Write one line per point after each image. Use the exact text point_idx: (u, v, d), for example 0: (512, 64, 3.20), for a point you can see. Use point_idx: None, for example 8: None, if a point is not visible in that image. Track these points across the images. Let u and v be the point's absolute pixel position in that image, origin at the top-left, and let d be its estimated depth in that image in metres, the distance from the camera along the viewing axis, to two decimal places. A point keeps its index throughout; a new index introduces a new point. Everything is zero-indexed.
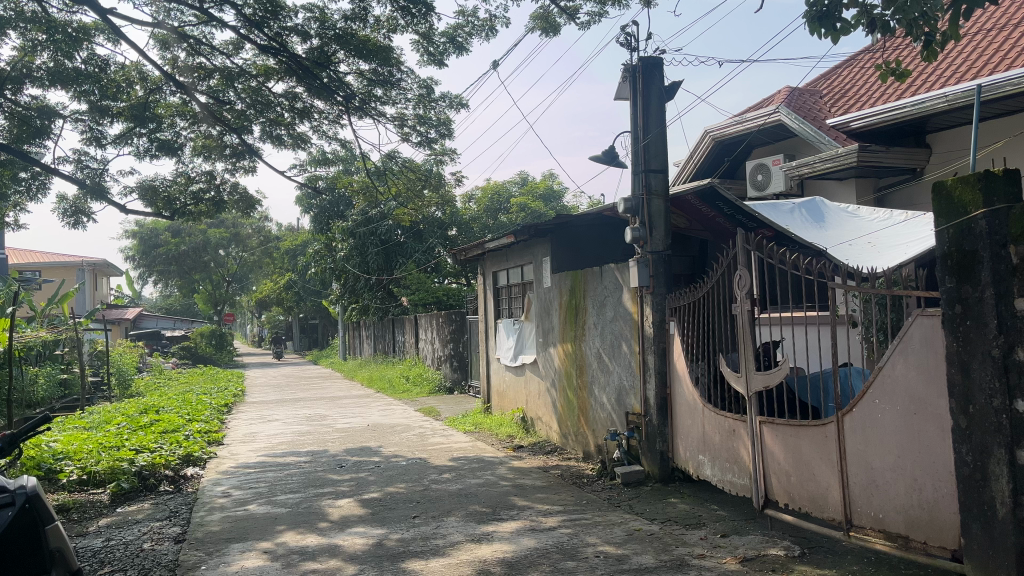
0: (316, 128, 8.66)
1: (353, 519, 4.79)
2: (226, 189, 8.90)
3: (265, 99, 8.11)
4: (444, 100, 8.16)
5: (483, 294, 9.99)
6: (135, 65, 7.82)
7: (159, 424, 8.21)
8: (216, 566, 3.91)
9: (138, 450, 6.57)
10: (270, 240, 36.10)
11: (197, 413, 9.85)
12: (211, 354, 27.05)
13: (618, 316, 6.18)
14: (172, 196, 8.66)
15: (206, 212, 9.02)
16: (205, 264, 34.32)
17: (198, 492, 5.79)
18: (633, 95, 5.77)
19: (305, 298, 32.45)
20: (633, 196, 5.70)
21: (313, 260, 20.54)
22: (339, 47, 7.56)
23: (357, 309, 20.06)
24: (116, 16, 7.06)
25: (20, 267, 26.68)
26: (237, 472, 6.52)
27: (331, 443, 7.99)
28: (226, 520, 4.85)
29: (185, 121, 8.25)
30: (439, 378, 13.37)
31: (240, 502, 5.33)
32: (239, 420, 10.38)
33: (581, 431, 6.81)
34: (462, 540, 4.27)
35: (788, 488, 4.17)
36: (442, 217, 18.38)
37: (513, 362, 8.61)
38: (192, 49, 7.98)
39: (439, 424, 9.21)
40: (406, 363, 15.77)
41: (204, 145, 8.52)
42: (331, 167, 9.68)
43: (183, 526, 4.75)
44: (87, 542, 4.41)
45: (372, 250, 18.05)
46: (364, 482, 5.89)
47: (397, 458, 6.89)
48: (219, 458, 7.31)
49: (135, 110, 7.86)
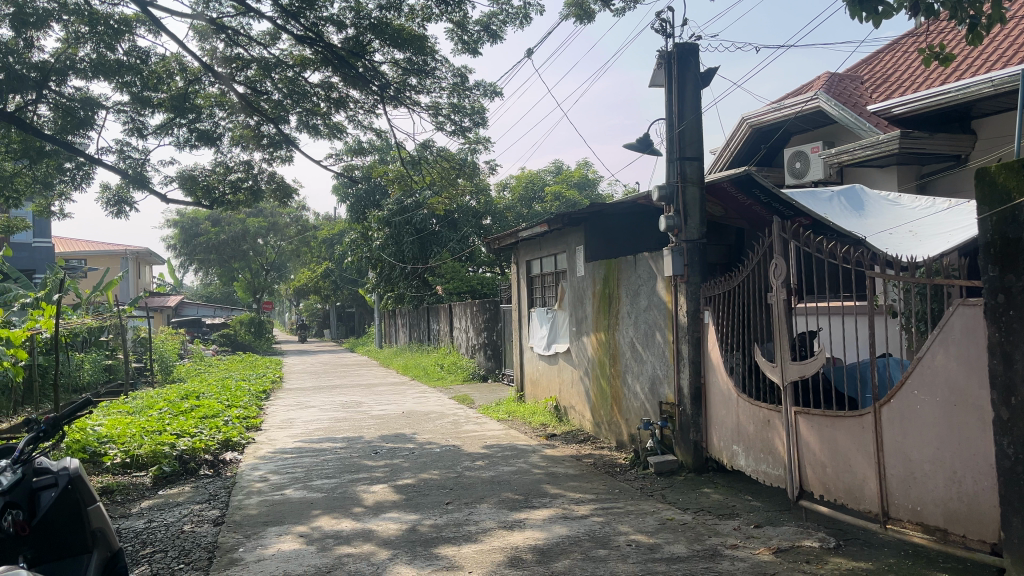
0: (352, 118, 8.75)
1: (387, 505, 4.85)
2: (263, 178, 9.03)
3: (301, 89, 8.20)
4: (478, 89, 8.16)
5: (517, 282, 10.00)
6: (175, 57, 7.95)
7: (199, 409, 8.38)
8: (253, 548, 3.99)
9: (179, 435, 6.71)
10: (307, 229, 36.49)
11: (236, 399, 10.03)
12: (249, 341, 27.46)
13: (651, 305, 6.14)
14: (212, 186, 8.77)
15: (244, 201, 9.14)
16: (244, 253, 34.84)
17: (237, 476, 5.90)
18: (668, 82, 5.72)
19: (342, 286, 32.77)
20: (668, 183, 5.66)
21: (349, 249, 20.74)
22: (375, 37, 7.59)
23: (393, 297, 20.21)
24: (157, 9, 7.18)
25: (65, 255, 27.39)
26: (275, 457, 6.63)
27: (366, 429, 8.09)
28: (264, 504, 4.94)
29: (223, 112, 8.39)
30: (473, 366, 13.43)
31: (276, 487, 5.41)
32: (277, 406, 10.54)
33: (614, 420, 6.80)
34: (494, 527, 4.30)
35: (823, 479, 4.13)
36: (476, 206, 18.44)
37: (546, 350, 8.62)
38: (231, 40, 8.09)
39: (472, 412, 9.27)
40: (440, 351, 15.86)
41: (242, 135, 8.62)
42: (367, 156, 9.76)
43: (222, 509, 4.84)
44: (131, 524, 4.52)
45: (407, 239, 18.16)
46: (398, 468, 5.96)
47: (431, 446, 6.94)
48: (257, 443, 7.44)
49: (175, 101, 8.00)
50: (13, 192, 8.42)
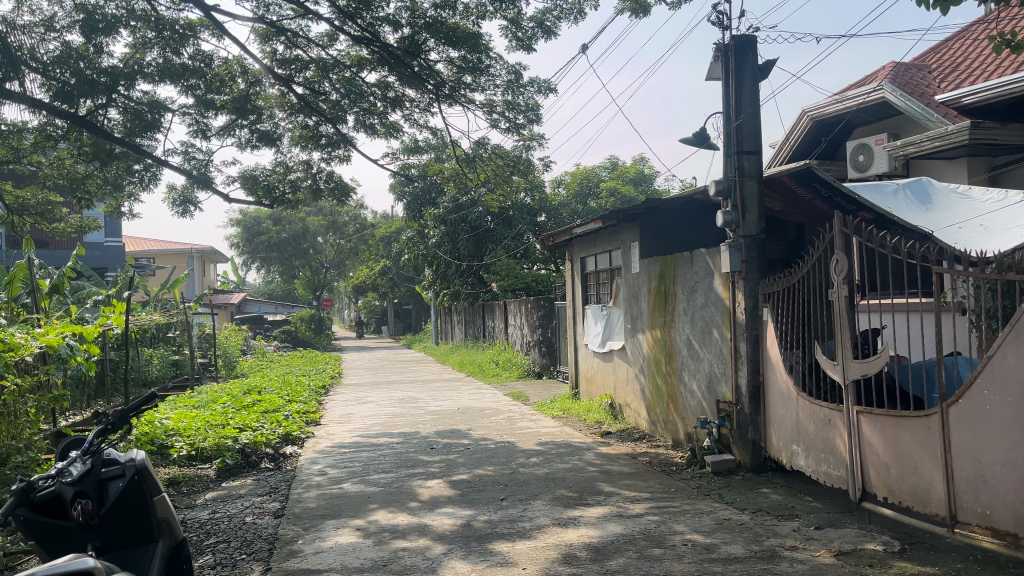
0: (408, 117, 8.83)
1: (442, 500, 4.89)
2: (321, 177, 9.18)
3: (359, 89, 8.30)
4: (533, 85, 8.15)
5: (571, 279, 9.96)
6: (237, 60, 8.13)
7: (261, 403, 8.59)
8: (312, 541, 4.07)
9: (241, 428, 6.88)
10: (365, 228, 37.02)
11: (296, 394, 10.25)
12: (309, 337, 27.98)
13: (708, 302, 6.06)
14: (273, 185, 8.96)
15: (304, 200, 9.33)
16: (304, 251, 35.53)
17: (297, 469, 6.02)
18: (725, 75, 5.63)
19: (399, 283, 33.16)
20: (725, 178, 5.57)
21: (406, 247, 20.97)
22: (430, 36, 7.65)
23: (449, 294, 20.35)
24: (219, 13, 7.36)
25: (135, 254, 28.36)
26: (333, 451, 6.74)
27: (423, 425, 8.17)
28: (322, 497, 5.03)
29: (283, 112, 8.57)
30: (528, 363, 13.43)
31: (334, 481, 5.51)
32: (336, 402, 10.73)
33: (670, 418, 6.73)
34: (548, 524, 4.30)
35: (887, 481, 4.01)
36: (531, 203, 18.44)
37: (601, 347, 8.57)
38: (290, 42, 8.25)
39: (528, 409, 9.28)
40: (496, 347, 15.91)
41: (301, 135, 8.79)
42: (423, 155, 9.85)
43: (283, 502, 4.95)
44: (195, 515, 4.65)
45: (463, 236, 18.27)
46: (453, 463, 6.01)
47: (487, 442, 6.97)
48: (316, 437, 7.58)
49: (237, 103, 8.20)
50: (86, 194, 8.75)
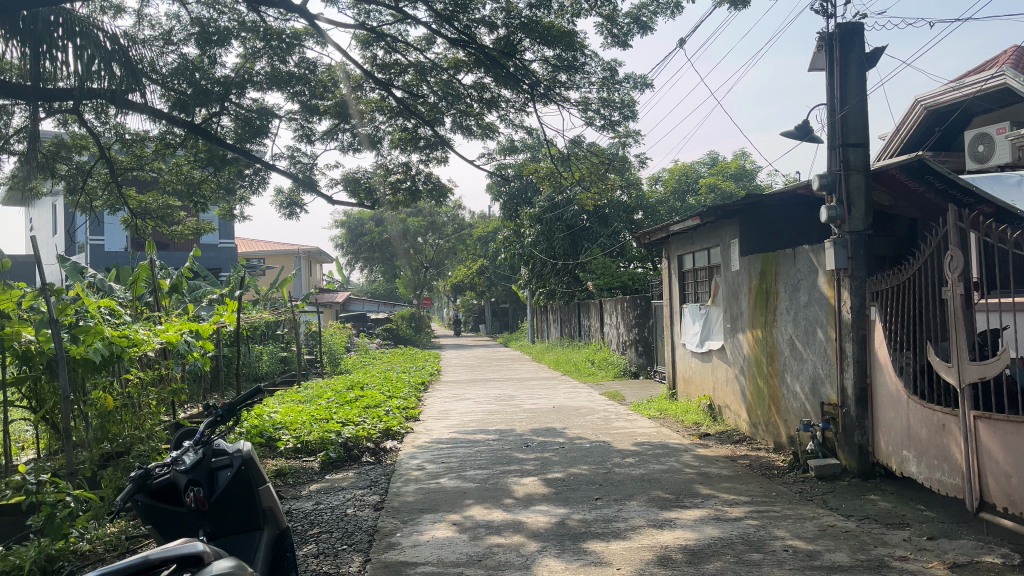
0: (503, 117, 8.91)
1: (537, 497, 4.91)
2: (420, 179, 9.35)
3: (456, 91, 8.42)
4: (629, 81, 8.07)
5: (668, 278, 9.81)
6: (340, 65, 8.36)
7: (363, 399, 8.85)
8: (409, 534, 4.16)
9: (344, 423, 7.12)
10: (463, 228, 37.57)
11: (396, 390, 10.50)
12: (409, 335, 28.60)
13: (812, 301, 5.85)
14: (373, 187, 9.21)
15: (402, 201, 9.56)
16: (404, 251, 36.37)
17: (396, 463, 6.17)
18: (829, 65, 5.42)
19: (496, 282, 33.48)
20: (829, 172, 5.36)
21: (502, 246, 21.16)
22: (525, 35, 7.69)
23: (545, 293, 20.39)
24: (322, 21, 7.63)
25: (247, 256, 29.75)
26: (431, 447, 6.87)
27: (519, 422, 8.22)
28: (420, 492, 5.14)
29: (383, 116, 8.82)
30: (624, 362, 13.30)
31: (432, 476, 5.61)
32: (434, 398, 10.94)
33: (772, 420, 6.53)
34: (643, 525, 4.25)
35: (1008, 491, 3.77)
36: (627, 200, 18.28)
37: (700, 347, 8.41)
38: (389, 46, 8.46)
39: (624, 409, 9.20)
40: (592, 346, 15.84)
41: (400, 138, 9.02)
42: (518, 154, 9.92)
43: (382, 495, 5.09)
44: (300, 505, 4.84)
45: (559, 235, 18.28)
46: (548, 461, 6.02)
47: (582, 441, 6.95)
48: (415, 433, 7.75)
49: (339, 108, 8.53)
50: (201, 198, 9.26)
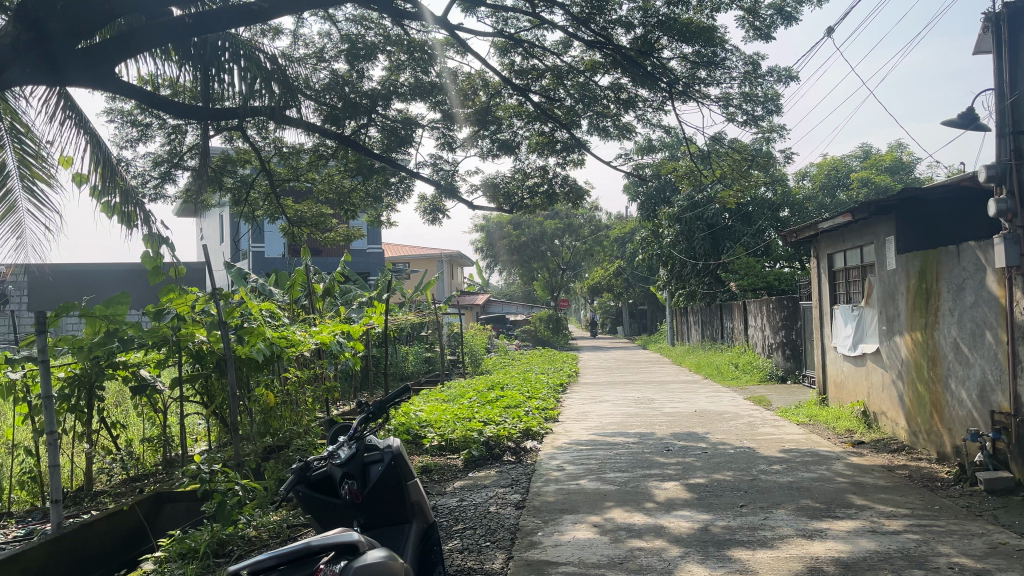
0: (641, 117, 8.83)
1: (679, 502, 4.83)
2: (557, 181, 9.42)
3: (592, 93, 8.43)
4: (772, 75, 7.79)
5: (818, 277, 9.39)
6: (479, 74, 8.63)
7: (503, 399, 9.02)
8: (551, 533, 4.21)
9: (486, 422, 7.29)
10: (600, 229, 37.48)
11: (536, 391, 10.63)
12: (548, 337, 28.81)
13: (979, 301, 5.43)
14: (512, 191, 9.35)
15: (540, 204, 9.66)
16: (543, 253, 36.70)
17: (536, 463, 6.26)
18: (997, 46, 5.02)
19: (634, 283, 33.16)
20: (998, 162, 4.96)
21: (641, 247, 20.94)
22: (663, 33, 7.60)
23: (685, 294, 20.01)
24: (462, 31, 7.86)
25: (392, 259, 30.98)
26: (571, 448, 6.91)
27: (659, 426, 8.12)
28: (561, 492, 5.19)
29: (521, 121, 8.87)
30: (770, 366, 12.83)
31: (572, 477, 5.65)
32: (573, 400, 10.99)
33: (935, 429, 6.11)
34: (792, 534, 4.09)
35: None
36: (772, 197, 17.65)
37: (852, 350, 7.99)
38: (527, 52, 8.59)
39: (770, 414, 8.88)
40: (735, 349, 15.40)
41: (538, 142, 9.10)
42: (656, 154, 9.80)
43: (523, 494, 5.17)
44: (445, 501, 5.01)
45: (699, 234, 17.89)
46: (690, 466, 5.92)
47: (725, 446, 6.77)
48: (555, 434, 7.82)
49: (479, 115, 8.69)
50: (351, 206, 9.75)
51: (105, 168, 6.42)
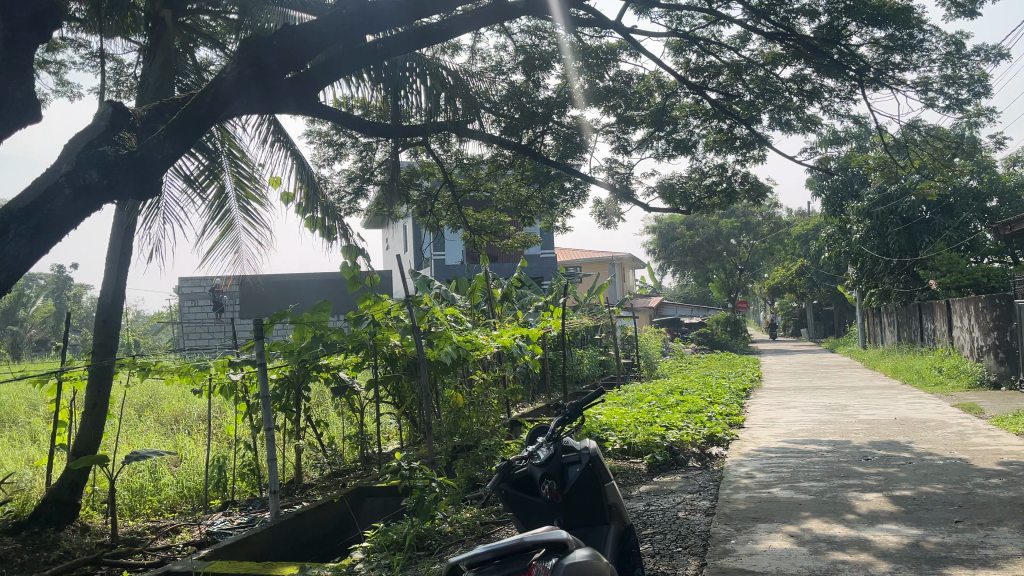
0: (827, 108, 8.40)
1: (883, 515, 4.56)
2: (737, 179, 9.17)
3: (774, 86, 8.16)
4: (978, 54, 7.16)
5: None
6: (654, 75, 8.53)
7: (685, 404, 8.88)
8: (745, 542, 4.11)
9: (668, 427, 7.21)
10: (780, 227, 35.93)
11: (718, 395, 10.37)
12: (726, 340, 27.99)
13: None
14: (688, 192, 9.17)
15: (719, 204, 9.42)
16: (718, 254, 35.70)
17: (724, 470, 6.11)
18: None
19: (819, 283, 31.49)
20: None
21: (826, 244, 19.88)
22: (851, 19, 7.21)
23: (877, 293, 18.77)
24: (636, 34, 7.85)
25: (566, 264, 31.33)
26: (759, 455, 6.69)
27: (855, 434, 7.67)
28: (752, 500, 5.04)
29: (698, 120, 8.69)
30: (980, 370, 11.75)
31: (763, 485, 5.47)
32: (757, 405, 10.62)
33: None
34: (1019, 554, 3.74)
35: None
36: (977, 186, 16.23)
37: None
38: (703, 50, 8.43)
39: (983, 423, 8.14)
40: (937, 352, 14.24)
41: (715, 140, 8.84)
42: (844, 146, 9.29)
43: (712, 501, 5.08)
44: (632, 505, 5.02)
45: (892, 229, 16.72)
46: (893, 477, 5.55)
47: (933, 457, 6.29)
48: (741, 440, 7.59)
49: (655, 116, 8.53)
50: (528, 213, 9.87)
51: (309, 189, 6.99)
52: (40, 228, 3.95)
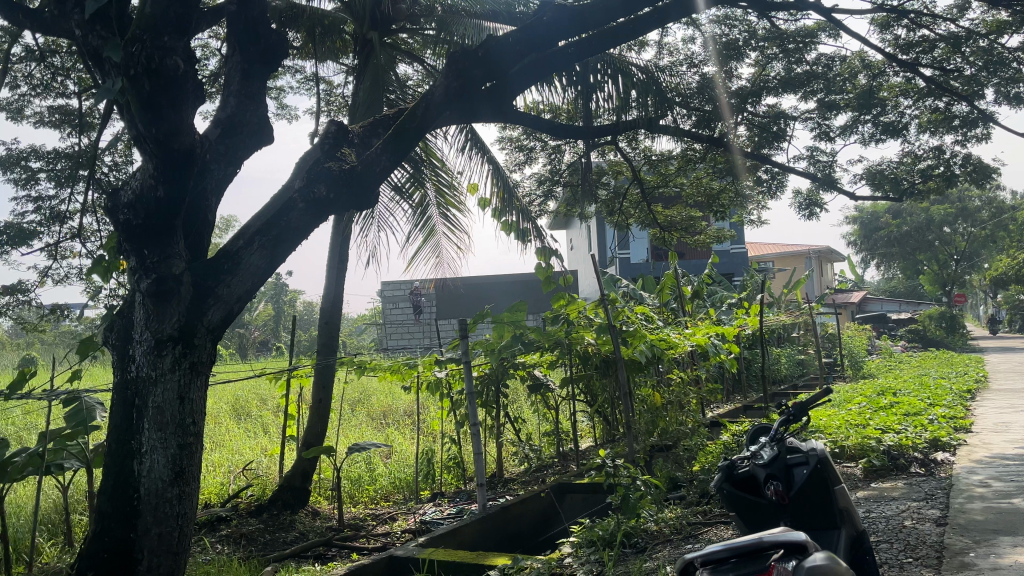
0: None
1: None
2: (957, 162, 8.39)
3: (1000, 56, 7.43)
4: None
5: None
6: (858, 56, 7.82)
7: (901, 405, 8.25)
8: (987, 556, 3.76)
9: (884, 430, 6.75)
10: (1002, 212, 32.48)
11: (938, 397, 9.55)
12: (941, 337, 25.70)
13: None
14: (900, 177, 8.47)
15: (936, 189, 8.66)
16: (929, 244, 32.85)
17: (952, 477, 5.61)
18: None
19: None
20: None
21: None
22: None
23: None
24: (838, 13, 7.39)
25: (757, 259, 30.14)
26: (993, 462, 6.09)
27: None
28: (990, 511, 4.60)
29: (910, 99, 7.99)
30: None
31: (1002, 495, 4.97)
32: (985, 408, 9.66)
33: None
34: None
35: None
36: None
37: None
38: (913, 23, 7.79)
39: None
40: None
41: (930, 120, 8.11)
42: None
43: (943, 510, 4.68)
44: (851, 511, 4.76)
45: None
46: None
47: None
48: (969, 445, 6.94)
49: (861, 98, 7.73)
50: (720, 208, 9.54)
51: (505, 192, 7.24)
52: (278, 239, 4.07)
